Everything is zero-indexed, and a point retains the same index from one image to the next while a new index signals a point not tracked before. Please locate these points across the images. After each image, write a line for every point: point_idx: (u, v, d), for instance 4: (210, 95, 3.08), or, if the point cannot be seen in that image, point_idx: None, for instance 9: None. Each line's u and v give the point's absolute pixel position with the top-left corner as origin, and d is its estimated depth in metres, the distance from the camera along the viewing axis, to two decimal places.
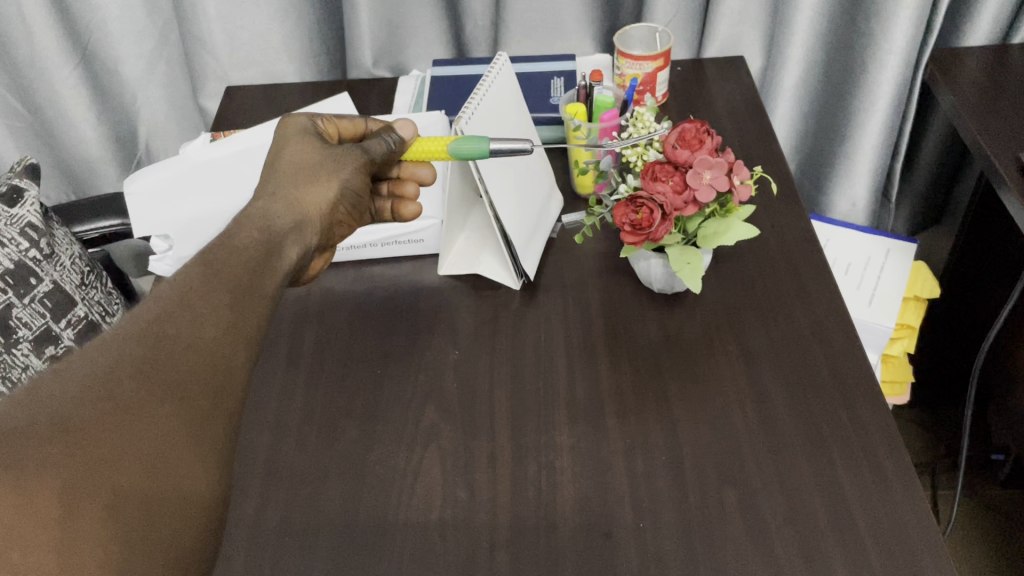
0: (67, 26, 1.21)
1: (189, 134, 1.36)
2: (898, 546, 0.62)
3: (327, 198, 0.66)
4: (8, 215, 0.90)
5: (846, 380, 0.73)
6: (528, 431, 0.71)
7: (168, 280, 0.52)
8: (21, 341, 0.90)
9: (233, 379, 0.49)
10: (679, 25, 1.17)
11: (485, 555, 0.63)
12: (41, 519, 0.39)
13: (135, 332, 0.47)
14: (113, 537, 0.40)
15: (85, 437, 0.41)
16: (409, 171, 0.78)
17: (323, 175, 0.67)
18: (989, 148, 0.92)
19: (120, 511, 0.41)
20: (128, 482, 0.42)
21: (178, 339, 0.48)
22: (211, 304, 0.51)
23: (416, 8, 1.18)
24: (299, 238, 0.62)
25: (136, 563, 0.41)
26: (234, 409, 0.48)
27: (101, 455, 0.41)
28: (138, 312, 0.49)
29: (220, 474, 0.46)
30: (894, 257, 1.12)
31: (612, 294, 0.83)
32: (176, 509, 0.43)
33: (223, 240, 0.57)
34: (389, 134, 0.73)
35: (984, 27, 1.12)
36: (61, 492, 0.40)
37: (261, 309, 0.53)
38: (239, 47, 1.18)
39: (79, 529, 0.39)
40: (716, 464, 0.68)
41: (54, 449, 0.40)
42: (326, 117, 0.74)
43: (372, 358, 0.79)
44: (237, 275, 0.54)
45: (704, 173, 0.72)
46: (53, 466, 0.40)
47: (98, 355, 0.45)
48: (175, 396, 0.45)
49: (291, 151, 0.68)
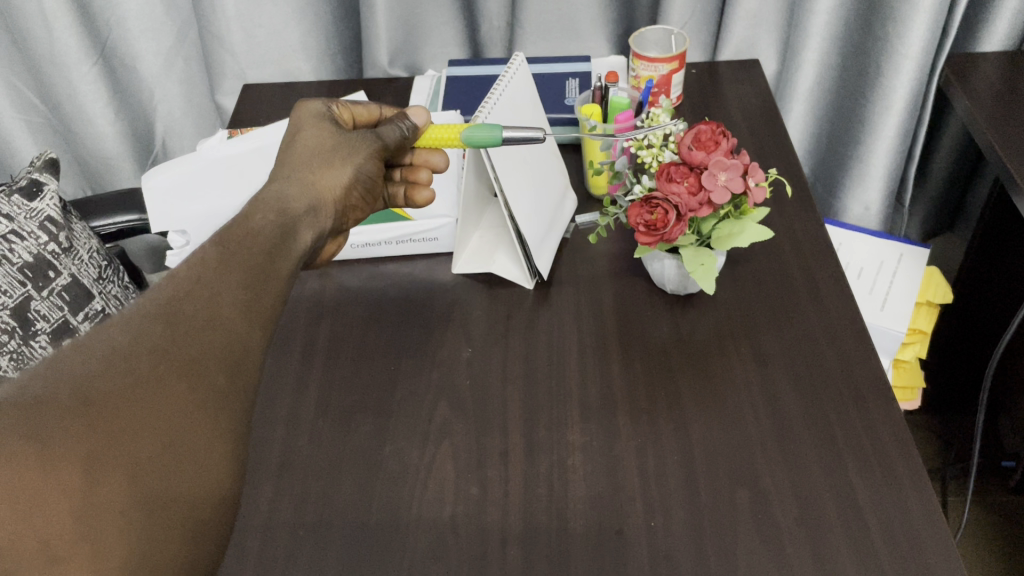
0: (87, 24, 1.23)
1: (205, 133, 1.38)
2: (909, 549, 0.62)
3: (341, 182, 0.66)
4: (27, 209, 0.91)
5: (859, 383, 0.74)
6: (541, 428, 0.72)
7: (185, 259, 0.52)
8: (39, 333, 0.90)
9: (249, 357, 0.50)
10: (694, 27, 1.17)
11: (497, 551, 0.64)
12: (62, 489, 0.39)
13: (154, 309, 0.48)
14: (133, 506, 0.41)
15: (105, 410, 0.42)
16: (423, 158, 0.79)
17: (338, 160, 0.67)
18: (1005, 151, 0.92)
19: (140, 481, 0.42)
20: (148, 455, 0.42)
21: (195, 317, 0.48)
22: (227, 283, 0.51)
23: (432, 8, 1.19)
24: (314, 221, 0.63)
25: (155, 532, 0.41)
26: (250, 386, 0.49)
27: (122, 428, 0.42)
28: (156, 290, 0.49)
29: (237, 447, 0.47)
30: (906, 262, 1.11)
31: (624, 293, 0.84)
32: (194, 481, 0.44)
33: (241, 221, 0.57)
34: (402, 120, 0.73)
35: (1001, 32, 1.12)
36: (82, 461, 0.40)
37: (276, 290, 0.54)
38: (258, 45, 1.19)
39: (99, 500, 0.40)
40: (727, 463, 0.68)
41: (76, 421, 0.41)
42: (340, 102, 0.75)
43: (386, 354, 0.80)
44: (253, 256, 0.54)
45: (719, 175, 0.72)
46: (74, 437, 0.40)
47: (118, 330, 0.46)
48: (192, 373, 0.46)
49: (306, 135, 0.69)
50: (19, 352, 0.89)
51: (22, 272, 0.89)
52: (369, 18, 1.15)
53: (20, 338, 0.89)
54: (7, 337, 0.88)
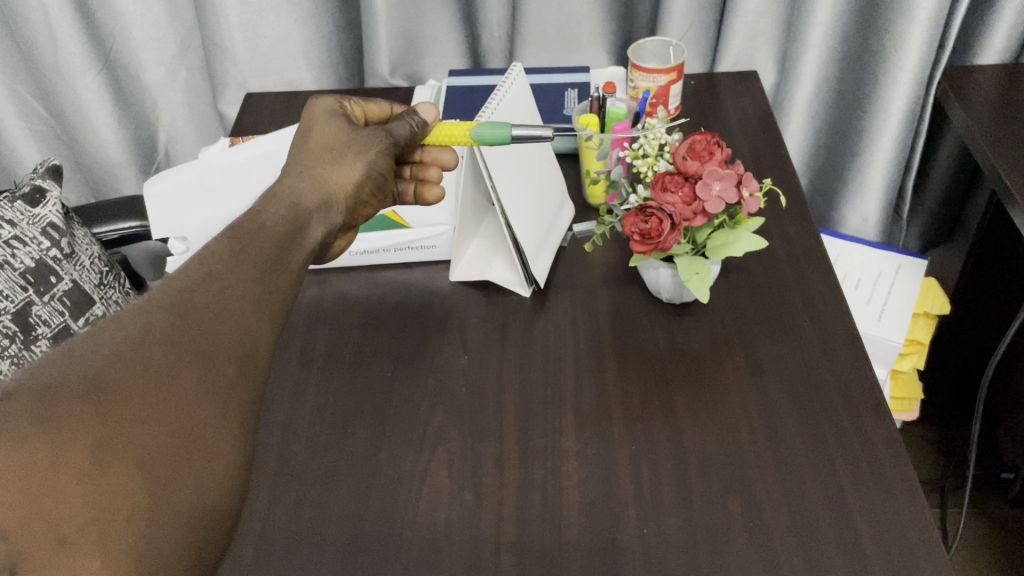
0: (91, 32, 1.24)
1: (207, 141, 1.39)
2: (898, 556, 0.62)
3: (352, 178, 0.67)
4: (30, 215, 0.92)
5: (853, 392, 0.74)
6: (536, 435, 0.72)
7: (197, 254, 0.53)
8: (40, 338, 0.90)
9: (258, 349, 0.50)
10: (692, 39, 1.18)
11: (491, 556, 0.64)
12: (73, 475, 0.40)
13: (164, 301, 0.48)
14: (140, 490, 0.41)
15: (116, 399, 0.42)
16: (432, 156, 0.79)
17: (349, 155, 0.68)
18: (1001, 165, 0.93)
19: (148, 466, 0.42)
20: (157, 441, 0.43)
21: (206, 309, 0.49)
22: (238, 277, 0.52)
23: (433, 19, 1.20)
24: (325, 216, 0.63)
25: (164, 515, 0.42)
26: (259, 379, 0.50)
27: (130, 417, 0.42)
28: (167, 283, 0.50)
29: (244, 435, 0.47)
30: (905, 273, 1.12)
31: (621, 301, 0.84)
32: (203, 465, 0.44)
33: (253, 215, 0.58)
34: (412, 117, 0.74)
35: (999, 45, 1.13)
36: (92, 448, 0.41)
37: (287, 285, 0.55)
38: (260, 55, 1.20)
39: (109, 488, 0.40)
40: (720, 472, 0.69)
41: (87, 408, 0.41)
42: (353, 99, 0.76)
43: (384, 360, 0.80)
44: (264, 250, 0.55)
45: (713, 185, 0.73)
46: (83, 424, 0.41)
47: (129, 321, 0.46)
48: (202, 363, 0.47)
49: (319, 131, 0.70)
50: (20, 357, 0.88)
51: (23, 277, 0.90)
52: (370, 29, 1.16)
53: (21, 342, 0.88)
54: (7, 342, 0.87)
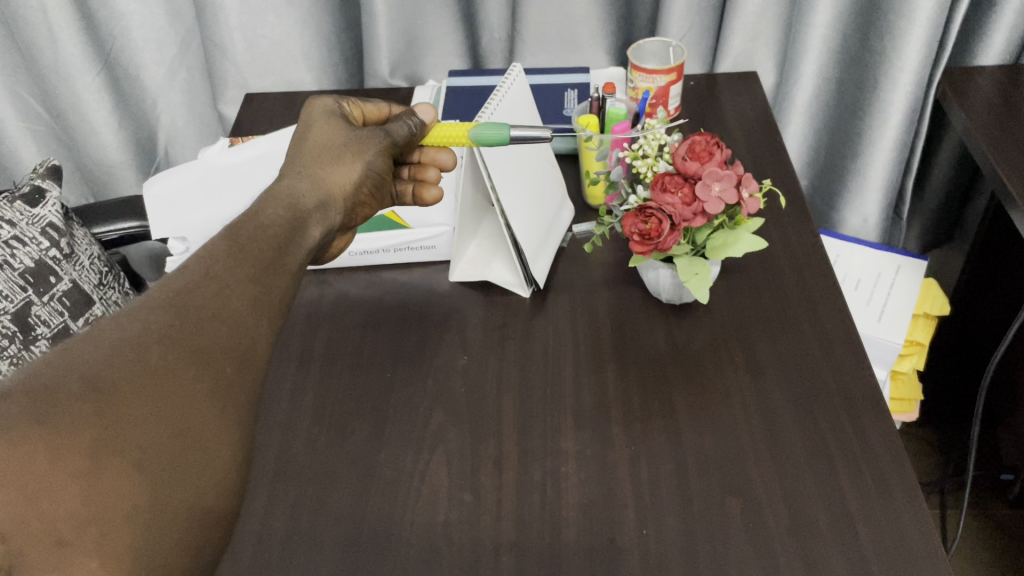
0: (91, 33, 1.24)
1: (206, 141, 1.39)
2: (896, 556, 0.62)
3: (351, 179, 0.67)
4: (30, 215, 0.92)
5: (852, 393, 0.74)
6: (535, 435, 0.72)
7: (196, 254, 0.53)
8: (40, 338, 0.90)
9: (257, 349, 0.50)
10: (692, 40, 1.18)
11: (490, 556, 0.64)
12: (71, 474, 0.40)
13: (163, 300, 0.48)
14: (138, 488, 0.41)
15: (114, 399, 0.42)
16: (431, 156, 0.79)
17: (348, 156, 0.68)
18: (1001, 166, 0.93)
19: (146, 465, 0.42)
20: (155, 440, 0.43)
21: (204, 309, 0.49)
22: (236, 277, 0.52)
23: (433, 19, 1.20)
24: (323, 217, 0.63)
25: (162, 514, 0.42)
26: (257, 378, 0.50)
27: (129, 416, 0.42)
28: (165, 282, 0.50)
29: (242, 434, 0.47)
30: (904, 274, 1.12)
31: (621, 302, 0.84)
32: (202, 464, 0.44)
33: (251, 216, 0.58)
34: (411, 117, 0.74)
35: (998, 47, 1.13)
36: (90, 447, 0.41)
37: (285, 285, 0.55)
38: (260, 55, 1.20)
39: (107, 487, 0.40)
40: (719, 472, 0.68)
41: (85, 408, 0.41)
42: (351, 100, 0.76)
43: (383, 360, 0.80)
44: (263, 250, 0.55)
45: (713, 186, 0.73)
46: (81, 424, 0.41)
47: (127, 321, 0.46)
48: (200, 362, 0.47)
49: (317, 131, 0.70)
50: (20, 357, 0.88)
51: (23, 277, 0.90)
52: (370, 29, 1.16)
53: (20, 343, 0.88)
54: (7, 342, 0.87)
